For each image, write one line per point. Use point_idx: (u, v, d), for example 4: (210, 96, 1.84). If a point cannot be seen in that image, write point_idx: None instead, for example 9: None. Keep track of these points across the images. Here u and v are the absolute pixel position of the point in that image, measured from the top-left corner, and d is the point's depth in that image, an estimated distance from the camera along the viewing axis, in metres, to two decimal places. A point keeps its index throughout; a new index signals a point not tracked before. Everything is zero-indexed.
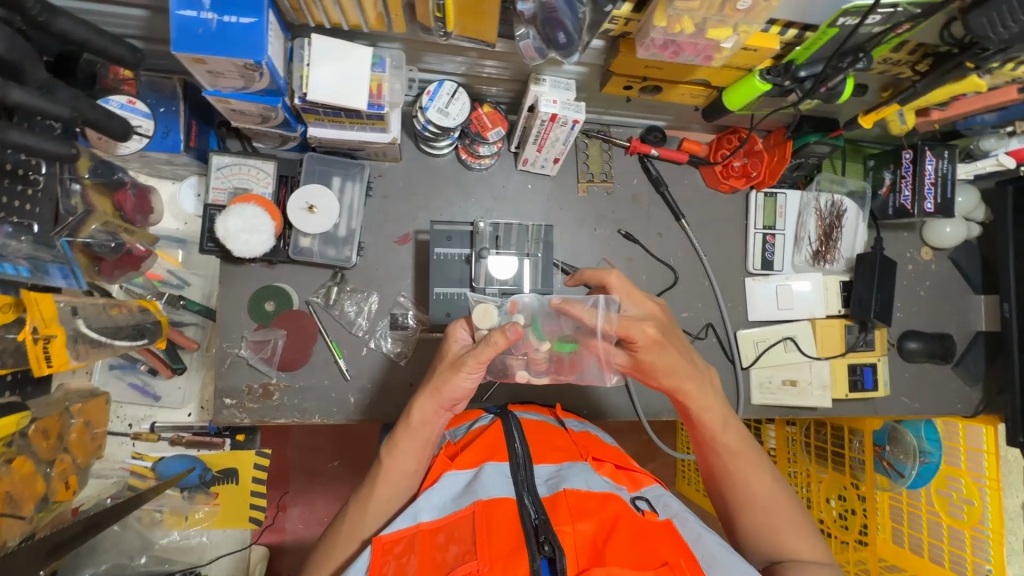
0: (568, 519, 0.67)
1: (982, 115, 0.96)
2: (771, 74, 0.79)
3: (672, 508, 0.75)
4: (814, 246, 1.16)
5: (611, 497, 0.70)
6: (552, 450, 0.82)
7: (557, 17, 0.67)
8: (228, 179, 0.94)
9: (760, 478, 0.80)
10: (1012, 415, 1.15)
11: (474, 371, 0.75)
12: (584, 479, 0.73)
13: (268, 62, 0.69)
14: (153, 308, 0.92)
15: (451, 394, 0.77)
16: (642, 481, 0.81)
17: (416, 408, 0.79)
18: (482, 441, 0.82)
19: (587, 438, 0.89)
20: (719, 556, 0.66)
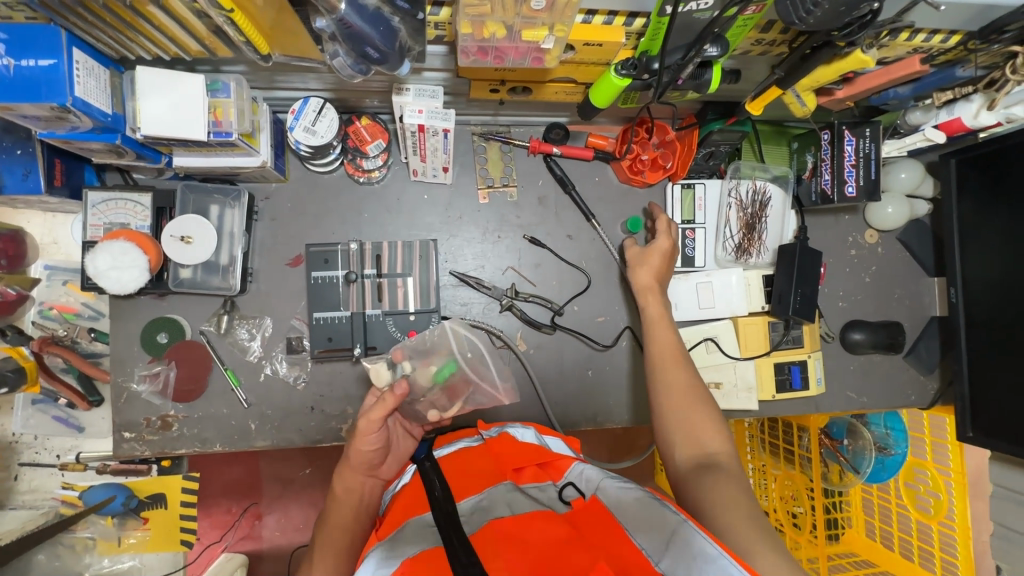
0: (496, 553, 0.57)
1: (896, 88, 0.87)
2: (625, 69, 0.72)
3: (593, 481, 0.69)
4: (737, 239, 1.09)
5: (536, 519, 0.62)
6: (471, 476, 0.74)
7: (358, 33, 0.62)
8: (104, 215, 0.93)
9: (677, 372, 0.86)
10: (960, 408, 1.07)
11: (370, 430, 0.78)
12: (507, 503, 0.67)
13: (76, 103, 0.67)
14: (16, 354, 1.00)
15: (362, 458, 0.80)
16: (566, 467, 0.75)
17: (336, 480, 0.82)
18: (401, 502, 0.70)
19: (504, 441, 0.80)
20: (640, 517, 0.61)
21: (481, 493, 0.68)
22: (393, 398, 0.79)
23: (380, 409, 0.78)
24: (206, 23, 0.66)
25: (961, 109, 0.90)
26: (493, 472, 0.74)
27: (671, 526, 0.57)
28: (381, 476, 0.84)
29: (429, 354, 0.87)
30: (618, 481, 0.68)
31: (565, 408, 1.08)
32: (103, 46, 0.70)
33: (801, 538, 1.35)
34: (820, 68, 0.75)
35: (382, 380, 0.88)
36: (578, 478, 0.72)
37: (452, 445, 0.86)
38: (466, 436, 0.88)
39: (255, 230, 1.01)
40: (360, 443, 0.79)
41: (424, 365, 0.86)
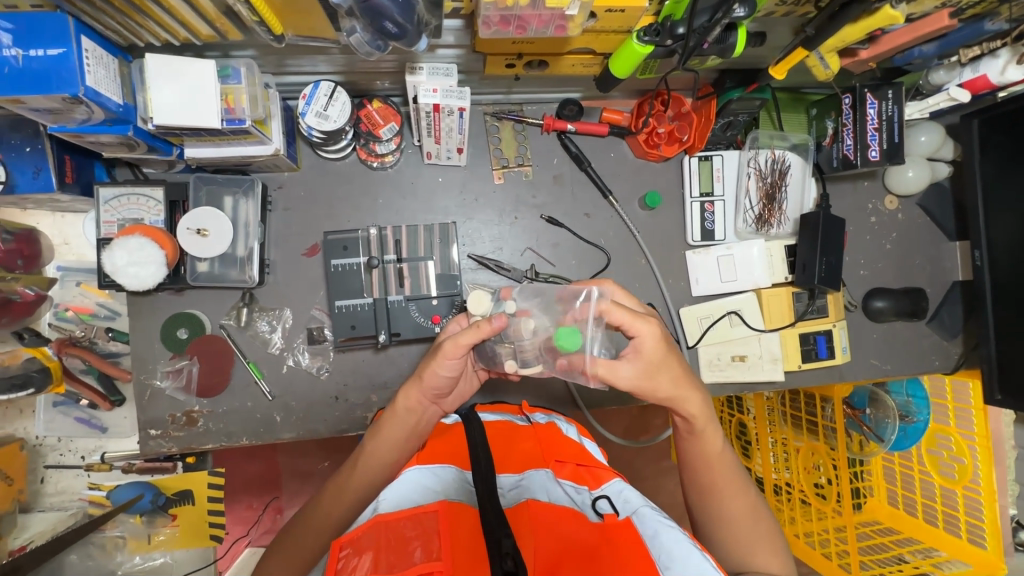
0: (527, 533, 0.60)
1: (921, 46, 0.85)
2: (648, 36, 0.70)
3: (631, 504, 0.67)
4: (757, 209, 1.07)
5: (569, 515, 0.64)
6: (513, 454, 0.74)
7: (377, 7, 0.60)
8: (117, 211, 0.91)
9: (735, 497, 0.80)
10: (987, 372, 1.06)
11: (453, 354, 0.75)
12: (546, 490, 0.67)
13: (87, 92, 0.65)
14: (40, 355, 1.01)
15: (432, 382, 0.79)
16: (605, 477, 0.72)
17: (402, 395, 0.82)
18: (446, 445, 0.74)
19: (550, 432, 0.80)
20: (676, 553, 0.59)
21: (521, 475, 0.70)
22: (491, 330, 0.73)
23: (472, 336, 0.73)
24: (216, 3, 0.64)
25: (987, 66, 0.89)
26: (536, 457, 0.74)
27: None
28: (442, 406, 0.85)
29: (545, 304, 0.77)
30: (657, 514, 0.65)
31: (589, 387, 1.07)
32: (110, 32, 0.68)
33: (828, 507, 1.32)
34: (847, 27, 0.73)
35: (478, 309, 0.75)
36: (614, 496, 0.68)
37: (496, 412, 0.86)
38: (510, 412, 0.88)
39: (270, 221, 1.00)
40: (436, 368, 0.77)
41: (529, 315, 0.76)
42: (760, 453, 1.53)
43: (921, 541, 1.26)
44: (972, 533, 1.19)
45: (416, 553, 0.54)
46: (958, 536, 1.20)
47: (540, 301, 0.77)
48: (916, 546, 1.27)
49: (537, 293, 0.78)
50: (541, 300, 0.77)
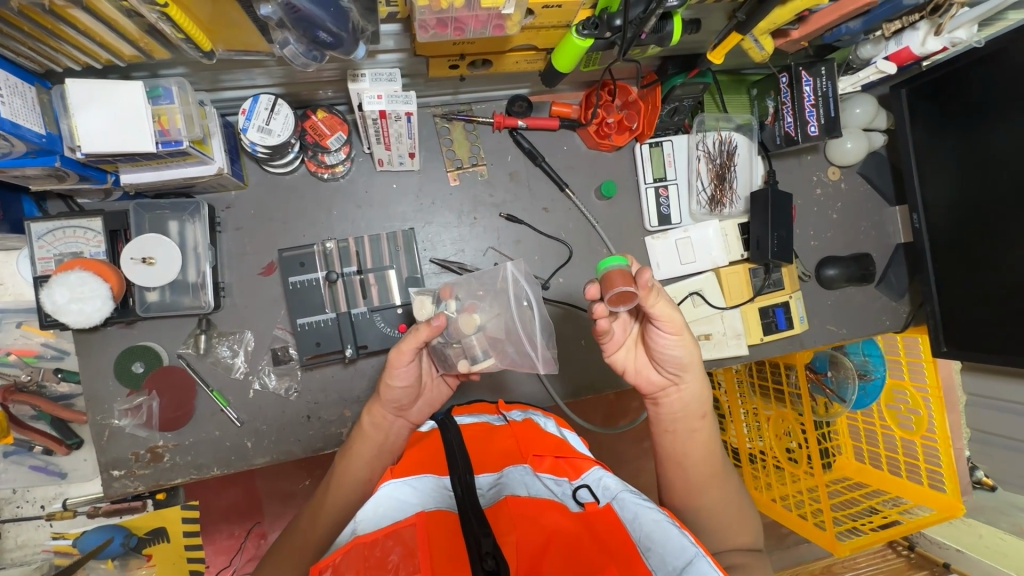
0: (509, 528, 0.61)
1: (846, 23, 0.89)
2: (587, 29, 0.71)
3: (611, 491, 0.67)
4: (709, 190, 1.10)
5: (550, 506, 0.64)
6: (493, 456, 0.75)
7: (308, 18, 0.58)
8: (53, 245, 0.86)
9: (720, 489, 0.83)
10: (933, 327, 1.12)
11: (401, 361, 0.76)
12: (525, 485, 0.68)
13: (3, 124, 0.61)
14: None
15: (391, 395, 0.80)
16: (584, 467, 0.72)
17: (366, 413, 0.83)
18: (417, 453, 0.72)
19: (528, 428, 0.80)
20: (656, 535, 0.61)
21: (500, 473, 0.72)
22: (430, 332, 0.73)
23: (413, 340, 0.74)
24: (137, 22, 0.61)
25: (910, 38, 0.94)
26: (515, 454, 0.75)
27: (686, 555, 0.58)
28: (408, 418, 0.85)
29: (479, 293, 0.78)
30: (636, 496, 0.66)
31: (563, 380, 1.08)
32: (23, 59, 0.64)
33: (799, 471, 1.37)
34: (777, 9, 0.75)
35: (424, 315, 0.76)
36: (595, 484, 0.69)
37: (473, 414, 0.85)
38: (487, 412, 0.87)
39: (221, 243, 0.96)
40: (390, 377, 0.78)
41: (466, 313, 0.76)
42: (733, 424, 1.60)
43: (889, 491, 1.34)
44: (932, 479, 1.25)
45: (397, 570, 0.54)
46: (920, 483, 1.27)
47: (476, 296, 0.78)
48: (884, 496, 1.34)
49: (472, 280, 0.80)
50: (476, 295, 0.78)
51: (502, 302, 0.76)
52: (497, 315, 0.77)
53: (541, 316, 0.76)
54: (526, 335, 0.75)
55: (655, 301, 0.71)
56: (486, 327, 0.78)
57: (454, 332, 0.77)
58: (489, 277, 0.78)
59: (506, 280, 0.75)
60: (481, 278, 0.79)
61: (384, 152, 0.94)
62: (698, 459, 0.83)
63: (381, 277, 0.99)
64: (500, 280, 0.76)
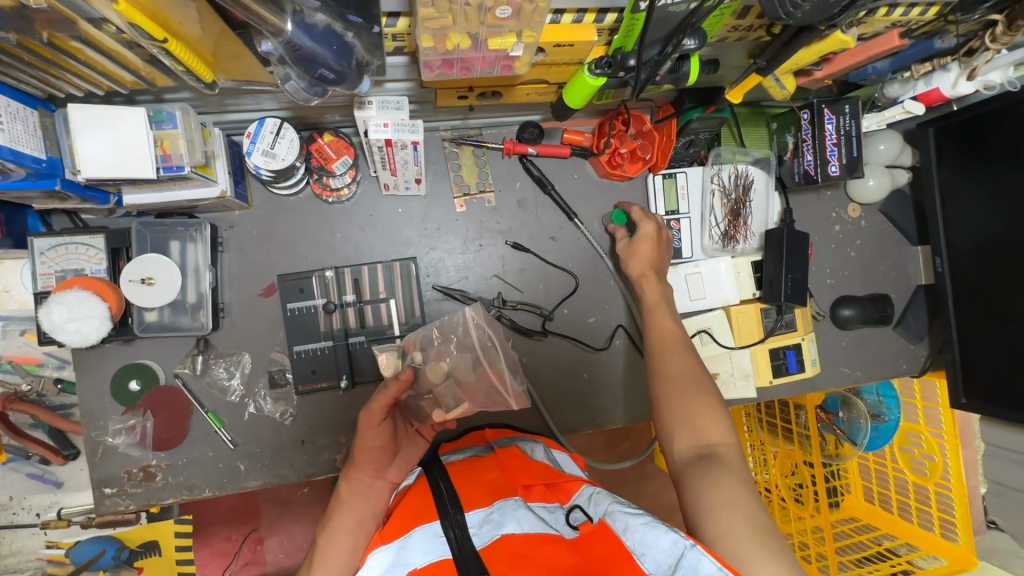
0: (506, 571, 0.58)
1: (874, 64, 0.85)
2: (599, 68, 0.68)
3: (601, 507, 0.68)
4: (723, 226, 1.06)
5: (541, 541, 0.62)
6: (481, 488, 0.75)
7: (310, 56, 0.57)
8: (54, 262, 0.86)
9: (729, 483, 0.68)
10: (952, 375, 1.08)
11: (373, 423, 0.79)
12: (517, 519, 0.66)
13: (3, 153, 0.61)
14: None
15: (363, 455, 0.79)
16: (574, 489, 0.76)
17: (345, 481, 0.80)
18: (402, 509, 0.71)
19: (513, 457, 0.82)
20: (646, 538, 0.59)
21: (490, 507, 0.69)
22: (399, 386, 0.78)
23: (383, 398, 0.78)
24: (139, 53, 0.59)
25: (939, 79, 0.89)
26: (502, 485, 0.75)
27: (676, 550, 0.56)
28: (387, 478, 0.82)
29: (441, 339, 0.88)
30: (626, 506, 0.65)
31: (563, 414, 1.05)
32: (25, 85, 0.63)
33: (806, 511, 1.33)
34: (799, 51, 0.72)
35: (392, 370, 0.85)
36: (584, 501, 0.72)
37: (458, 452, 0.90)
38: (474, 444, 0.93)
39: (222, 263, 0.95)
40: (362, 440, 0.79)
41: (435, 359, 0.86)
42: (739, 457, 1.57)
43: (898, 536, 1.30)
44: (944, 528, 1.22)
45: None
46: (931, 531, 1.24)
47: (439, 343, 0.88)
48: (893, 541, 1.30)
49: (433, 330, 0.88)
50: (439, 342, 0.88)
51: (469, 346, 0.86)
52: (463, 359, 0.86)
53: (504, 353, 0.86)
54: (496, 374, 0.84)
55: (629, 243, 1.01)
56: (456, 372, 0.86)
57: (423, 382, 0.86)
58: (452, 328, 0.88)
59: (470, 324, 0.86)
60: (442, 329, 0.88)
61: (390, 178, 0.93)
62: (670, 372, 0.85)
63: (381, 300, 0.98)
64: (465, 326, 0.87)
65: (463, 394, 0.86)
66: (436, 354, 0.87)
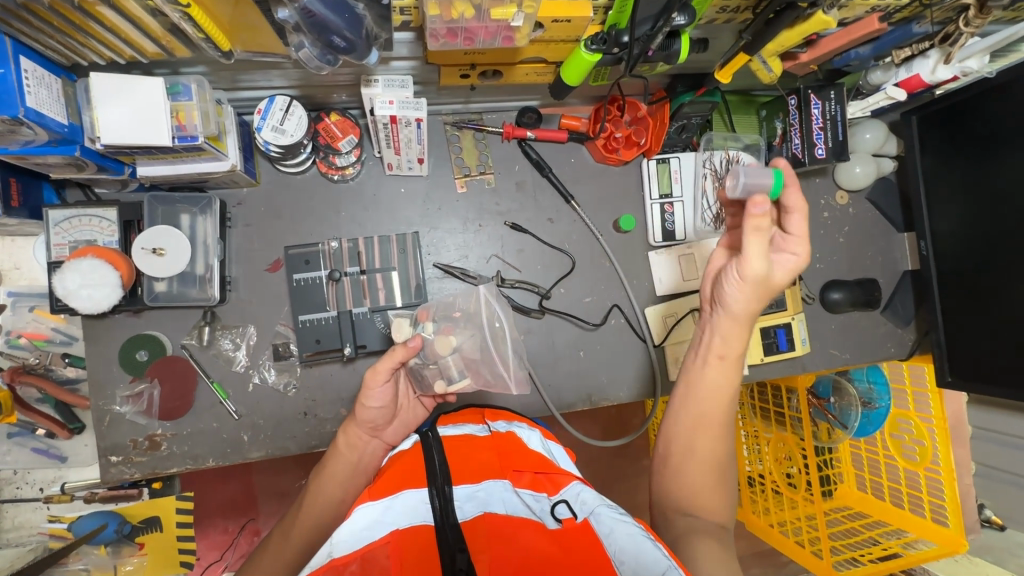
0: (483, 546, 0.63)
1: (856, 49, 0.90)
2: (595, 44, 0.72)
3: (589, 505, 0.68)
4: (715, 209, 1.10)
5: (527, 524, 0.66)
6: (476, 465, 0.74)
7: (323, 24, 0.61)
8: (68, 232, 0.89)
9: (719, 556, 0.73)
10: (937, 356, 1.11)
11: (378, 381, 0.82)
12: (502, 500, 0.69)
13: (28, 114, 0.64)
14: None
15: (364, 416, 0.83)
16: (564, 482, 0.73)
17: (342, 433, 0.85)
18: (399, 464, 0.73)
19: (509, 440, 0.81)
20: (629, 547, 0.62)
21: (478, 485, 0.70)
22: (406, 352, 0.82)
23: (390, 360, 0.82)
24: (161, 21, 0.63)
25: (920, 66, 0.94)
26: (493, 468, 0.74)
27: (659, 566, 0.59)
28: (382, 438, 0.87)
29: (454, 317, 0.89)
30: (613, 511, 0.67)
31: (559, 391, 1.08)
32: (51, 52, 0.67)
33: (798, 497, 1.34)
34: (783, 31, 0.76)
35: (402, 337, 0.86)
36: (572, 499, 0.70)
37: (456, 426, 0.86)
38: (471, 422, 0.89)
39: (230, 237, 0.98)
40: (366, 398, 0.82)
41: (443, 333, 0.87)
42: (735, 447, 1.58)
43: (889, 523, 1.31)
44: (934, 512, 1.24)
45: None
46: (922, 516, 1.26)
47: (450, 319, 0.89)
48: (885, 528, 1.31)
49: (443, 304, 0.91)
50: (451, 318, 0.89)
51: (479, 327, 0.88)
52: (472, 337, 0.87)
53: (511, 337, 0.87)
54: (500, 356, 0.87)
55: (752, 244, 0.76)
56: (462, 348, 0.87)
57: (429, 351, 0.86)
58: (466, 307, 0.90)
59: (481, 302, 0.88)
60: (454, 303, 0.91)
61: (394, 157, 0.97)
62: (689, 426, 0.83)
63: (383, 275, 1.01)
64: (475, 304, 0.89)
65: (470, 373, 0.88)
66: (444, 329, 0.88)
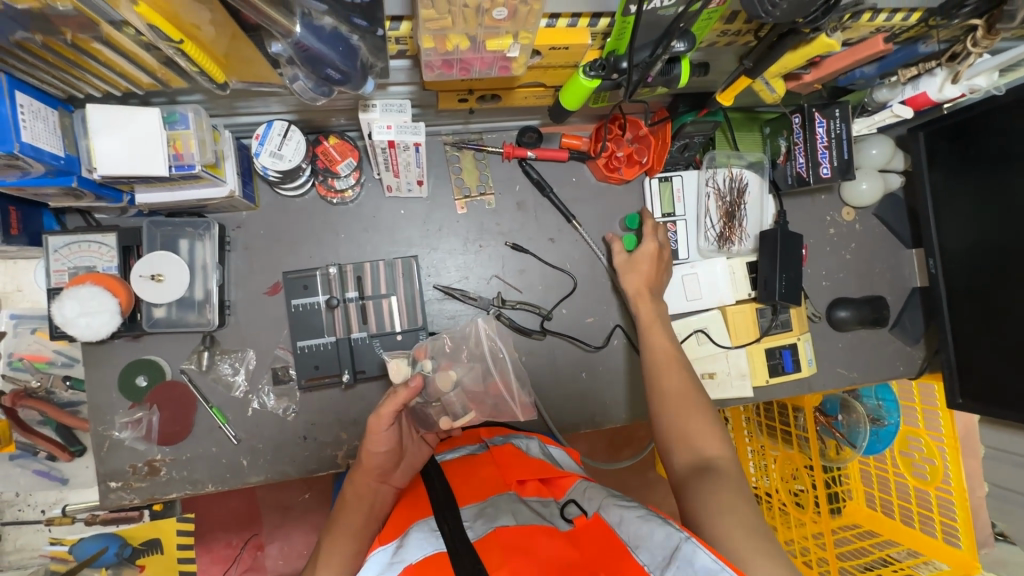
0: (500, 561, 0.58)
1: (861, 68, 0.89)
2: (594, 70, 0.71)
3: (596, 501, 0.69)
4: (718, 228, 1.09)
5: (539, 533, 0.63)
6: (476, 484, 0.77)
7: (318, 57, 0.60)
8: (68, 259, 0.89)
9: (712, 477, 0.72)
10: (947, 376, 1.08)
11: (380, 427, 0.80)
12: (512, 513, 0.68)
13: (24, 148, 0.64)
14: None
15: (371, 462, 0.81)
16: (570, 484, 0.76)
17: (348, 484, 0.82)
18: (401, 511, 0.74)
19: (507, 452, 0.84)
20: (641, 531, 0.60)
21: (485, 502, 0.72)
22: (408, 393, 0.80)
23: (393, 404, 0.80)
24: (155, 56, 0.63)
25: (926, 84, 0.91)
26: (498, 482, 0.77)
27: (672, 541, 0.56)
28: (392, 483, 0.84)
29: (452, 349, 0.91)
30: (620, 500, 0.67)
31: (561, 413, 1.07)
32: (46, 85, 0.66)
33: (807, 515, 1.32)
34: (786, 54, 0.74)
35: (401, 377, 0.86)
36: (580, 496, 0.72)
37: (455, 450, 0.91)
38: (469, 443, 0.93)
39: (229, 261, 0.98)
40: (371, 445, 0.80)
41: (443, 369, 0.89)
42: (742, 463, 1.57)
43: (900, 542, 1.29)
44: (946, 533, 1.21)
45: None
46: (932, 536, 1.23)
47: (449, 353, 0.91)
48: (895, 547, 1.29)
49: (442, 340, 0.92)
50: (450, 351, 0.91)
51: (481, 361, 0.89)
52: (473, 371, 0.89)
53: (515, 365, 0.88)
54: (505, 385, 0.87)
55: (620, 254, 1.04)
56: (463, 382, 0.89)
57: (432, 388, 0.89)
58: (464, 341, 0.91)
59: (481, 336, 0.90)
60: (453, 337, 0.92)
61: (394, 180, 0.96)
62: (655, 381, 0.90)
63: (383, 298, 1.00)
64: (475, 337, 0.90)
65: (476, 409, 0.90)
66: (446, 365, 0.90)
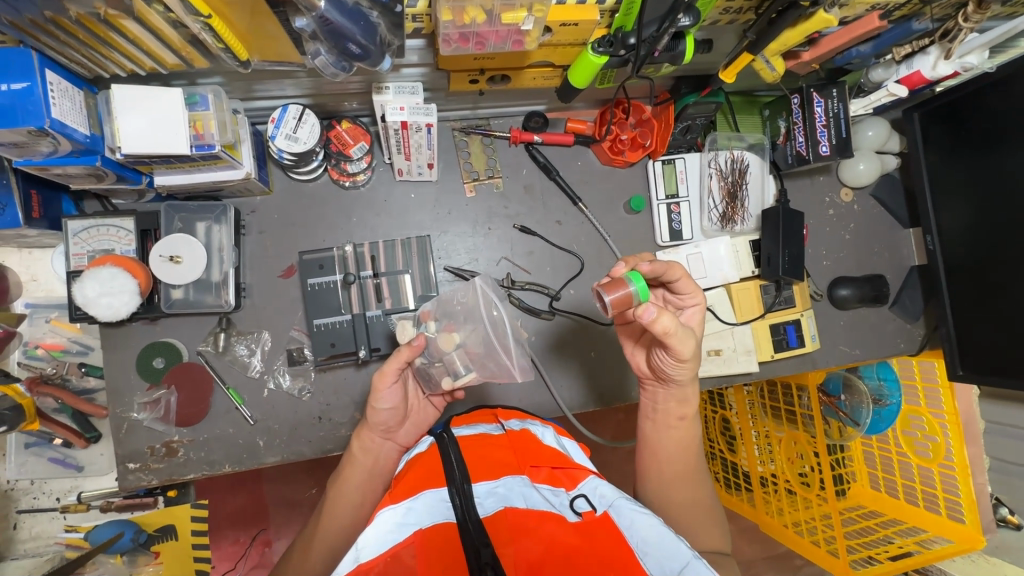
0: (506, 540, 0.63)
1: (857, 47, 0.92)
2: (602, 46, 0.74)
3: (608, 499, 0.68)
4: (721, 208, 1.11)
5: (547, 518, 0.66)
6: (490, 463, 0.72)
7: (340, 32, 0.62)
8: (87, 242, 0.91)
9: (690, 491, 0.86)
10: (948, 350, 1.11)
11: (385, 383, 0.82)
12: (523, 495, 0.69)
13: (53, 124, 0.66)
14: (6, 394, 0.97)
15: (376, 419, 0.83)
16: (580, 477, 0.73)
17: (355, 439, 0.86)
18: (416, 467, 0.72)
19: (525, 439, 0.79)
20: (652, 539, 0.62)
21: (496, 481, 0.70)
22: (411, 352, 0.82)
23: (396, 361, 0.82)
24: (181, 33, 0.65)
25: (920, 62, 0.95)
26: (510, 464, 0.73)
27: (682, 558, 0.59)
28: (396, 440, 0.88)
29: (452, 312, 0.87)
30: (632, 502, 0.67)
31: (572, 391, 1.08)
32: (74, 65, 0.69)
33: (812, 495, 1.33)
34: (786, 30, 0.77)
35: (407, 338, 0.88)
36: (591, 492, 0.70)
37: (470, 426, 0.83)
38: (484, 422, 0.85)
39: (245, 244, 1.00)
40: (376, 401, 0.83)
41: (447, 329, 0.86)
42: (744, 447, 1.54)
43: (905, 521, 1.29)
44: (950, 508, 1.21)
45: None
46: (938, 513, 1.24)
47: (451, 315, 0.87)
48: (900, 526, 1.29)
49: (444, 300, 0.89)
50: (451, 313, 0.87)
51: (479, 326, 0.84)
52: (475, 332, 0.85)
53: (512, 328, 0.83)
54: (503, 348, 0.83)
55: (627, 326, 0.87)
56: (466, 344, 0.86)
57: (433, 349, 0.86)
58: (463, 302, 0.86)
59: (477, 294, 0.84)
60: (455, 298, 0.87)
61: (405, 163, 0.98)
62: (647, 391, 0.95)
63: (395, 278, 1.02)
64: (473, 298, 0.85)
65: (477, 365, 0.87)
66: (448, 325, 0.87)
